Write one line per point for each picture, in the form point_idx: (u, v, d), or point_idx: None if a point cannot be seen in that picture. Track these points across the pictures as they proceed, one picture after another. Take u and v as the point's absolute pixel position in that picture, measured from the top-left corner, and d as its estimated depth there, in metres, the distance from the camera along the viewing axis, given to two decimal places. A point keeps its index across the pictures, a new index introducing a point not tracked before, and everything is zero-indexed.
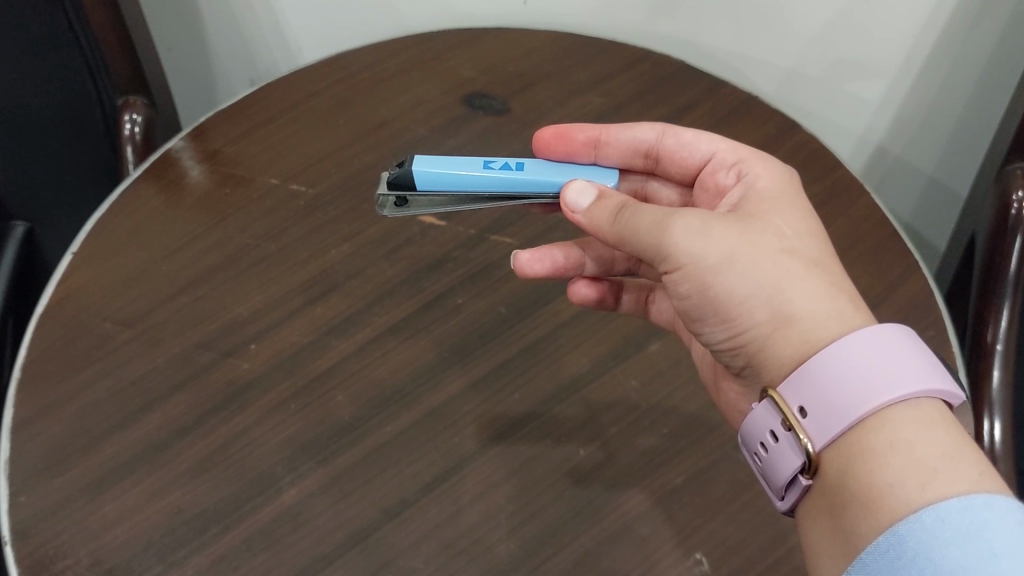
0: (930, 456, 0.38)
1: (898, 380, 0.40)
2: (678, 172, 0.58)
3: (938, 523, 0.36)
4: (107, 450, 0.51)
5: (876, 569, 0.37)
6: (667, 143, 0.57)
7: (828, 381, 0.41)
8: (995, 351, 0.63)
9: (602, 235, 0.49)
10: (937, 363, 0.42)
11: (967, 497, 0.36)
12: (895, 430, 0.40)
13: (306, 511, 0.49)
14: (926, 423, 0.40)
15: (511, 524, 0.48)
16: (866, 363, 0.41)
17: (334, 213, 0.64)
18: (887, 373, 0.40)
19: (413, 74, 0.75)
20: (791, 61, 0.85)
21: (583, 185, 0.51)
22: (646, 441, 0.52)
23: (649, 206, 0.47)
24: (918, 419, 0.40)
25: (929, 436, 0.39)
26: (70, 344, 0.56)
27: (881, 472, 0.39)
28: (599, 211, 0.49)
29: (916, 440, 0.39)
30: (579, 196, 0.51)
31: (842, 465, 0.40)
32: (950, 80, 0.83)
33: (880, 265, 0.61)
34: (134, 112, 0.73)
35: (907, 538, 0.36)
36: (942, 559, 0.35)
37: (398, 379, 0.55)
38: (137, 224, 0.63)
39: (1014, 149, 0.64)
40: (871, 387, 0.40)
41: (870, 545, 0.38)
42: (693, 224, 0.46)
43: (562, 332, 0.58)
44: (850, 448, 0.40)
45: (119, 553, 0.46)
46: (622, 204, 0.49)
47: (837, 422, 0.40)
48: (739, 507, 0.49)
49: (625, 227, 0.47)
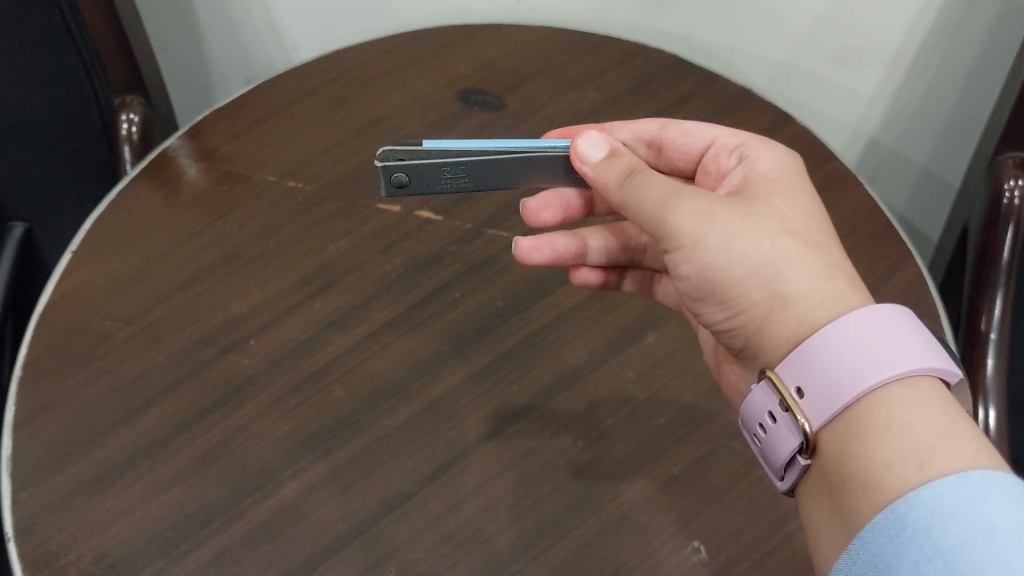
0: (927, 433, 0.39)
1: (894, 358, 0.41)
2: (682, 160, 0.58)
3: (937, 500, 0.36)
4: (109, 445, 0.51)
5: (875, 546, 0.37)
6: (672, 131, 0.58)
7: (827, 360, 0.42)
8: (989, 339, 0.63)
9: (607, 191, 0.48)
10: (933, 341, 0.43)
11: (965, 474, 0.37)
12: (892, 408, 0.40)
13: (306, 505, 0.49)
14: (924, 401, 0.40)
15: (510, 515, 0.49)
16: (863, 343, 0.41)
17: (331, 209, 0.65)
18: (884, 352, 0.41)
19: (408, 72, 0.76)
20: (781, 54, 0.86)
21: (595, 137, 0.49)
22: (643, 431, 0.53)
23: (660, 178, 0.47)
24: (916, 398, 0.40)
25: (926, 414, 0.39)
26: (70, 342, 0.56)
27: (879, 450, 0.39)
28: (609, 170, 0.48)
29: (913, 418, 0.39)
30: (590, 149, 0.48)
31: (840, 444, 0.41)
32: (940, 70, 0.84)
33: (873, 255, 0.62)
34: (130, 111, 0.75)
35: (906, 515, 0.37)
36: (941, 534, 0.35)
37: (396, 372, 0.55)
38: (134, 223, 0.63)
39: (1006, 139, 0.65)
40: (868, 366, 0.41)
41: (868, 523, 0.38)
42: (698, 205, 0.46)
43: (559, 324, 0.58)
44: (847, 427, 0.41)
45: (122, 548, 0.47)
46: (634, 167, 0.47)
47: (835, 401, 0.41)
48: (735, 495, 0.50)
49: (631, 194, 0.47)
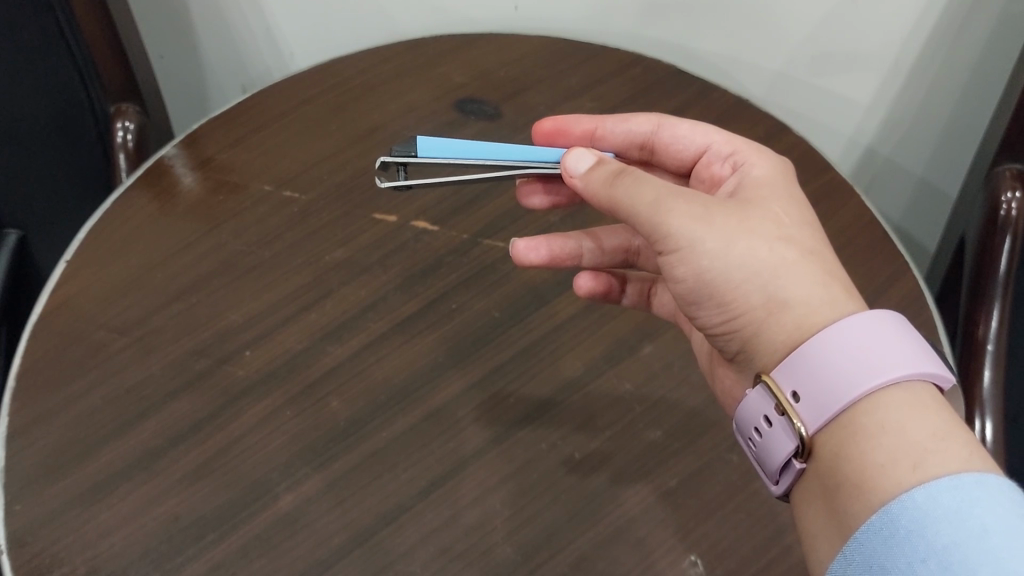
0: (922, 436, 0.39)
1: (890, 361, 0.41)
2: (674, 164, 0.59)
3: (930, 502, 0.36)
4: (104, 457, 0.51)
5: (870, 548, 0.37)
6: (664, 133, 0.58)
7: (823, 364, 0.42)
8: (986, 350, 0.63)
9: (597, 198, 0.48)
10: (926, 345, 0.43)
11: (958, 476, 0.37)
12: (887, 411, 0.40)
13: (301, 517, 0.49)
14: (918, 405, 0.40)
15: (506, 528, 0.48)
16: (860, 346, 0.41)
17: (327, 218, 0.65)
18: (880, 356, 0.41)
19: (404, 81, 0.76)
20: (777, 64, 0.86)
21: (582, 153, 0.50)
22: (640, 443, 0.53)
23: (652, 178, 0.46)
24: (911, 402, 0.40)
25: (921, 418, 0.39)
26: (65, 353, 0.56)
27: (874, 453, 0.39)
28: (596, 175, 0.48)
29: (909, 422, 0.39)
30: (577, 162, 0.49)
31: (835, 447, 0.41)
32: (937, 81, 0.84)
33: (870, 267, 0.62)
34: (126, 119, 0.74)
35: (900, 517, 0.37)
36: (934, 536, 0.35)
37: (392, 384, 0.55)
38: (130, 232, 0.63)
39: (1001, 150, 0.65)
40: (866, 369, 0.41)
41: (863, 525, 0.38)
42: (695, 207, 0.46)
43: (556, 335, 0.58)
44: (843, 431, 0.41)
45: (115, 561, 0.46)
46: (621, 169, 0.47)
47: (831, 404, 0.41)
48: (732, 509, 0.49)
49: (622, 195, 0.46)
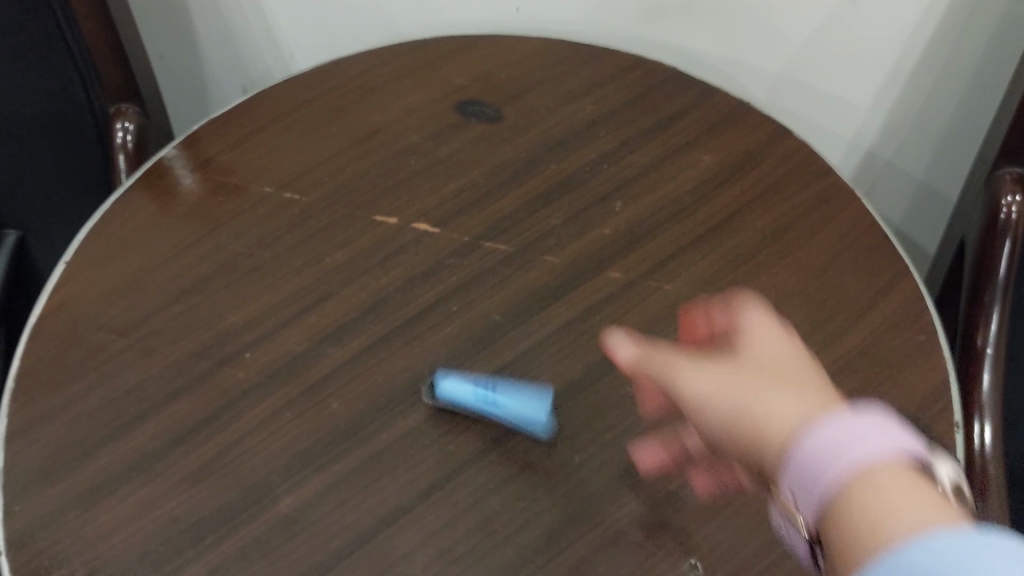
0: (906, 511, 0.36)
1: (876, 443, 0.38)
2: None
3: (919, 560, 0.33)
4: (103, 458, 0.51)
5: None
6: None
7: (809, 457, 0.39)
8: (985, 355, 0.63)
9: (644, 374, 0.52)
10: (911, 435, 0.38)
11: (959, 543, 0.33)
12: (877, 489, 0.37)
13: (301, 520, 0.49)
14: (905, 480, 0.37)
15: (505, 531, 0.48)
16: (843, 434, 0.38)
17: (327, 220, 0.64)
18: (869, 438, 0.38)
19: (405, 82, 0.76)
20: (777, 67, 0.86)
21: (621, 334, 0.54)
22: (640, 446, 0.52)
23: (683, 367, 0.50)
24: (897, 476, 0.37)
25: (909, 496, 0.36)
26: (64, 354, 0.56)
27: (860, 529, 0.36)
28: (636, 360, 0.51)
29: (892, 495, 0.36)
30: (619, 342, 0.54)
31: (830, 538, 0.38)
32: (936, 84, 0.84)
33: (871, 271, 0.62)
34: (126, 120, 0.73)
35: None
36: None
37: (392, 386, 0.55)
38: (130, 233, 0.63)
39: (1002, 154, 0.65)
40: (847, 451, 0.38)
41: None
42: (708, 385, 0.48)
43: (557, 337, 0.58)
44: (833, 516, 0.37)
45: (114, 563, 0.46)
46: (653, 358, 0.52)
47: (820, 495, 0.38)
48: (731, 513, 0.49)
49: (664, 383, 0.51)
